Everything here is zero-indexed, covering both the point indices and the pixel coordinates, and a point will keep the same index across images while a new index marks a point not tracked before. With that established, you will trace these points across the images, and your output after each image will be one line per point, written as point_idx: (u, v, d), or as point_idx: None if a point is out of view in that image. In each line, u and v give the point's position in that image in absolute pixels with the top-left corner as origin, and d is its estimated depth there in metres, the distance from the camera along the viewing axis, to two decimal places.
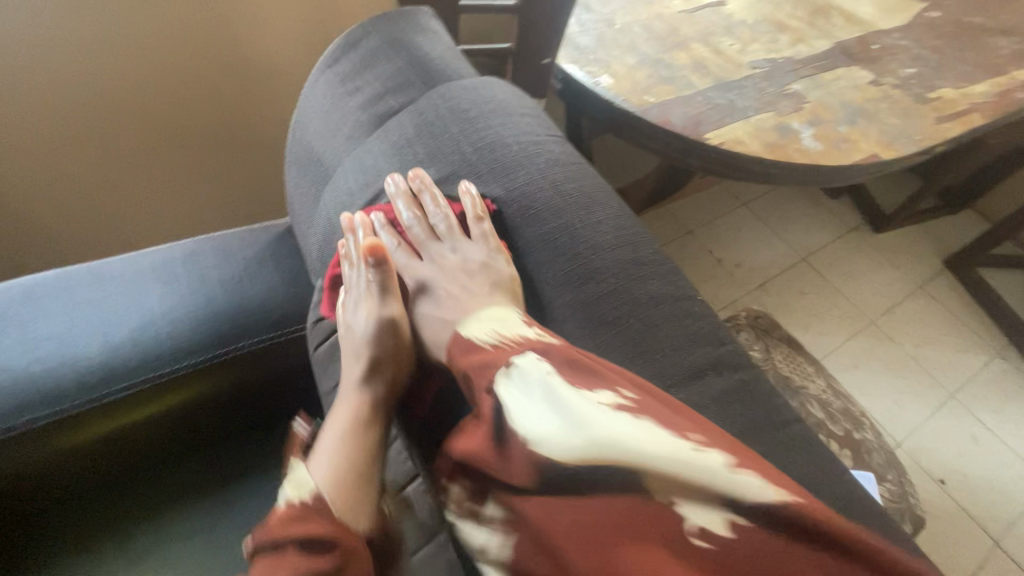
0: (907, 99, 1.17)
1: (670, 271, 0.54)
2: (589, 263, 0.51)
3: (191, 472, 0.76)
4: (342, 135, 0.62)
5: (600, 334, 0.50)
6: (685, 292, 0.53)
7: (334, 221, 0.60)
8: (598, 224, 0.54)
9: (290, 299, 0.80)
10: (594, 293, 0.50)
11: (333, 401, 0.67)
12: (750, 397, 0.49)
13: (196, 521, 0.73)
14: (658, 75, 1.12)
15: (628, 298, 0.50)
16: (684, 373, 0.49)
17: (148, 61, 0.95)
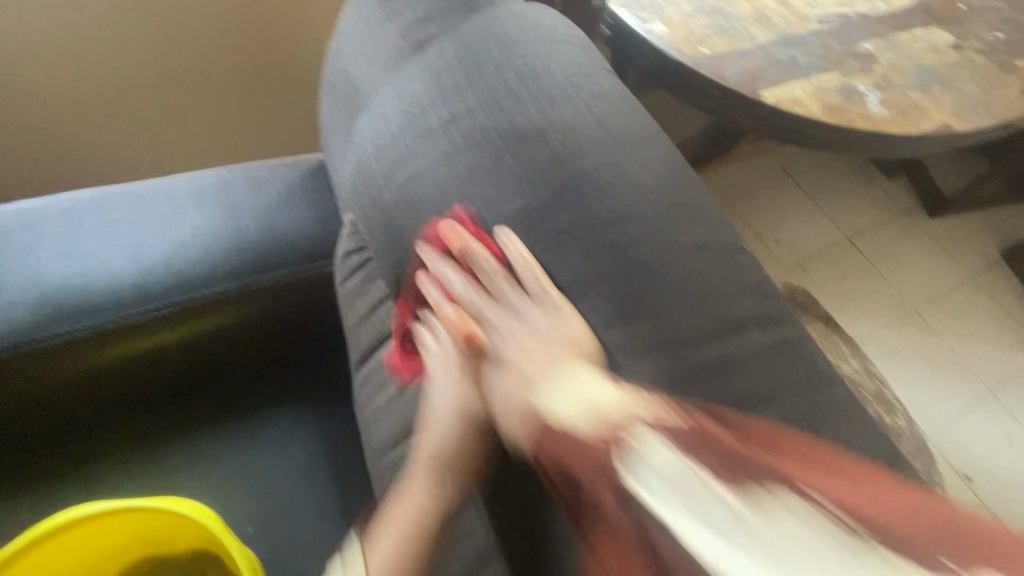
0: (990, 67, 1.07)
1: (716, 219, 0.48)
2: (626, 204, 0.44)
3: (218, 397, 0.79)
4: (379, 63, 0.59)
5: (629, 283, 0.43)
6: (730, 241, 0.47)
7: (363, 151, 0.57)
8: (644, 163, 0.47)
9: (320, 235, 0.80)
10: (630, 236, 0.43)
11: (357, 333, 0.68)
12: (792, 356, 0.44)
13: (222, 441, 0.76)
14: (717, 25, 1.05)
15: (669, 243, 0.44)
16: (719, 325, 0.43)
17: None
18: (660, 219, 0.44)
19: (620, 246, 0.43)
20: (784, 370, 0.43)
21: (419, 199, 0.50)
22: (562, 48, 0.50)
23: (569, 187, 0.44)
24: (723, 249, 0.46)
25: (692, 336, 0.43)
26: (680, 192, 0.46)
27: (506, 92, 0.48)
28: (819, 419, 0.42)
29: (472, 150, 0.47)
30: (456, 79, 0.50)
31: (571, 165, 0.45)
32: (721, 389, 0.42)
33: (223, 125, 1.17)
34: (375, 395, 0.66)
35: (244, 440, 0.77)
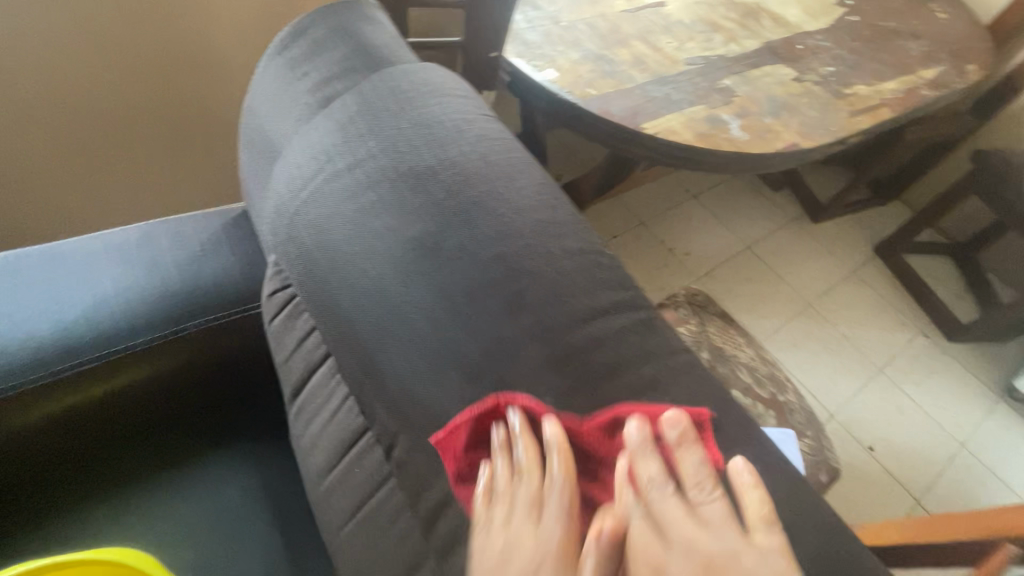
0: (826, 95, 1.29)
1: (584, 229, 0.55)
2: (505, 225, 0.51)
3: (148, 450, 0.78)
4: (291, 117, 0.66)
5: (511, 288, 0.49)
6: (595, 246, 0.54)
7: (278, 195, 0.62)
8: (522, 190, 0.55)
9: (244, 278, 0.83)
10: (511, 249, 0.50)
11: (289, 366, 0.72)
12: (648, 334, 0.51)
13: (154, 492, 0.76)
14: (601, 70, 1.20)
15: (543, 252, 0.50)
16: (585, 313, 0.49)
17: (108, 56, 0.97)
18: (534, 234, 0.51)
19: (502, 256, 0.49)
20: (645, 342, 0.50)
21: (329, 235, 0.54)
22: (450, 100, 0.59)
23: (455, 214, 0.51)
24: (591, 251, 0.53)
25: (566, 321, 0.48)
26: (550, 207, 0.54)
27: (401, 139, 0.55)
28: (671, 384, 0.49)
29: (372, 188, 0.53)
30: (359, 127, 0.57)
31: (457, 195, 0.52)
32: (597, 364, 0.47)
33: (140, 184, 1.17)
34: (311, 424, 0.70)
35: (177, 489, 0.76)
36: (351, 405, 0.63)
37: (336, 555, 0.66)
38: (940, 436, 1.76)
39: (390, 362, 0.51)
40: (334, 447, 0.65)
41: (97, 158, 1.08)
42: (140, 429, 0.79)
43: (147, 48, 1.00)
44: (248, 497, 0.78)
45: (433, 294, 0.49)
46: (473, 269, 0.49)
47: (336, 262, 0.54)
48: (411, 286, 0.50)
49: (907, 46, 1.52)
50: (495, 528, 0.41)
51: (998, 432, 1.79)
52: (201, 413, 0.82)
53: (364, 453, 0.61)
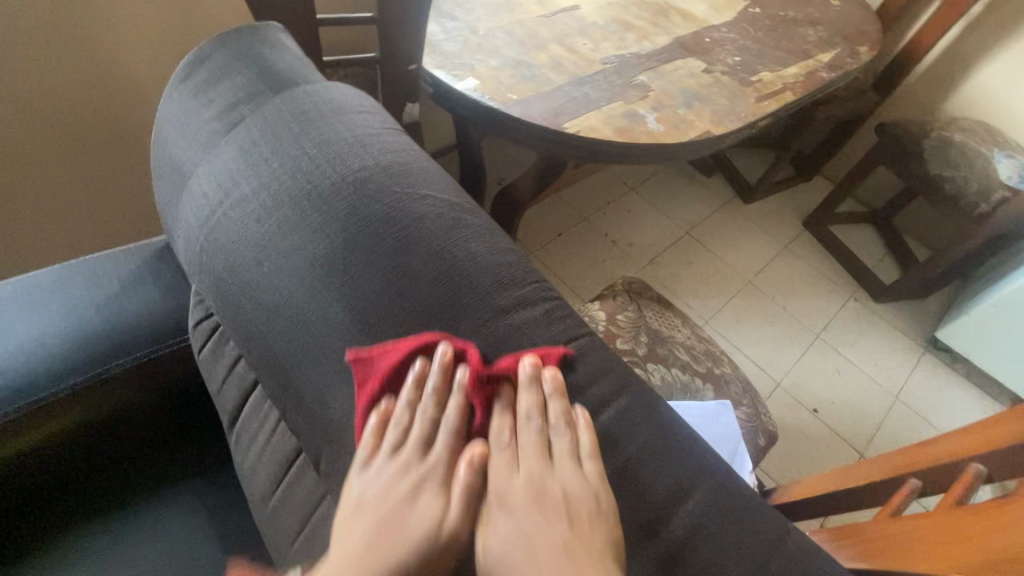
0: (734, 84, 1.37)
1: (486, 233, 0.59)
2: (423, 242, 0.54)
3: (82, 498, 0.76)
4: (199, 146, 0.67)
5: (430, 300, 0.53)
6: (502, 249, 0.58)
7: (190, 224, 0.63)
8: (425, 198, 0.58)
9: (171, 312, 0.82)
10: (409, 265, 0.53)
11: (222, 395, 0.72)
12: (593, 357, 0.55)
13: (96, 542, 0.73)
14: (521, 75, 1.24)
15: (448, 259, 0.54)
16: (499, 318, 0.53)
17: (5, 100, 0.92)
18: (434, 242, 0.55)
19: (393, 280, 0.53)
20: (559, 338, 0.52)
21: (245, 258, 0.57)
22: (352, 117, 0.62)
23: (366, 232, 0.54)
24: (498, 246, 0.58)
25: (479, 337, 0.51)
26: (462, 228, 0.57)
27: (306, 159, 0.57)
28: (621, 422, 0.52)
29: (280, 209, 0.56)
30: (264, 152, 0.59)
31: (366, 211, 0.55)
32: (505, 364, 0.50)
33: (56, 224, 1.12)
34: (250, 449, 0.69)
35: (117, 534, 0.74)
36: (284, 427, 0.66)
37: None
38: (876, 391, 1.88)
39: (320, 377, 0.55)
40: (273, 470, 0.66)
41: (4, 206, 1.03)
42: (70, 478, 0.75)
43: (50, 87, 0.96)
44: (194, 534, 0.76)
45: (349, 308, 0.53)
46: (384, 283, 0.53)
47: (254, 283, 0.57)
48: (328, 300, 0.54)
49: (806, 33, 1.63)
50: (388, 447, 0.51)
51: (926, 381, 1.93)
52: (138, 453, 0.80)
53: (300, 472, 0.64)
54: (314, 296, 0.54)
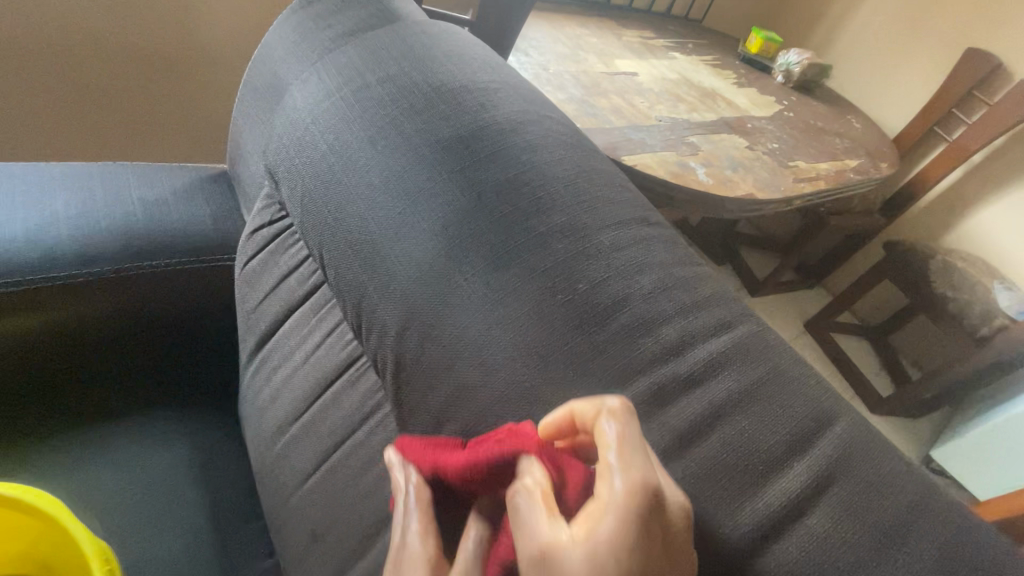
0: (773, 163, 1.46)
1: (611, 170, 0.51)
2: (527, 168, 0.46)
3: (66, 406, 0.67)
4: (304, 59, 0.65)
5: (525, 226, 0.43)
6: (628, 183, 0.50)
7: (285, 123, 0.60)
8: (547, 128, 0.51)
9: (218, 230, 0.77)
10: (515, 175, 0.46)
11: (260, 311, 0.65)
12: (749, 350, 0.38)
13: (76, 449, 0.64)
14: (584, 111, 1.31)
15: (566, 184, 0.46)
16: (630, 325, 0.38)
17: (120, 27, 0.92)
18: (563, 169, 0.47)
19: (516, 183, 0.45)
20: (714, 286, 0.43)
21: (335, 154, 0.52)
22: (475, 46, 0.60)
23: (463, 138, 0.48)
24: (634, 198, 0.48)
25: (614, 267, 0.41)
26: (582, 157, 0.49)
27: (423, 69, 0.54)
28: (788, 419, 0.35)
29: (384, 107, 0.52)
30: (385, 57, 0.57)
31: (467, 121, 0.49)
32: (631, 304, 0.39)
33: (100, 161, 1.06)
34: (276, 373, 0.62)
35: (90, 454, 0.64)
36: (333, 343, 0.57)
37: (289, 522, 0.57)
38: None
39: (383, 291, 0.46)
40: (307, 390, 0.58)
41: (70, 129, 0.99)
42: (60, 380, 0.67)
43: (134, 17, 0.92)
44: (175, 473, 0.65)
45: (429, 215, 0.45)
46: (471, 192, 0.45)
47: (339, 176, 0.51)
48: (406, 205, 0.46)
49: (833, 142, 1.77)
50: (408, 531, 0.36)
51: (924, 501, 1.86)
52: (145, 372, 0.73)
53: (341, 393, 0.55)
54: (396, 197, 0.47)
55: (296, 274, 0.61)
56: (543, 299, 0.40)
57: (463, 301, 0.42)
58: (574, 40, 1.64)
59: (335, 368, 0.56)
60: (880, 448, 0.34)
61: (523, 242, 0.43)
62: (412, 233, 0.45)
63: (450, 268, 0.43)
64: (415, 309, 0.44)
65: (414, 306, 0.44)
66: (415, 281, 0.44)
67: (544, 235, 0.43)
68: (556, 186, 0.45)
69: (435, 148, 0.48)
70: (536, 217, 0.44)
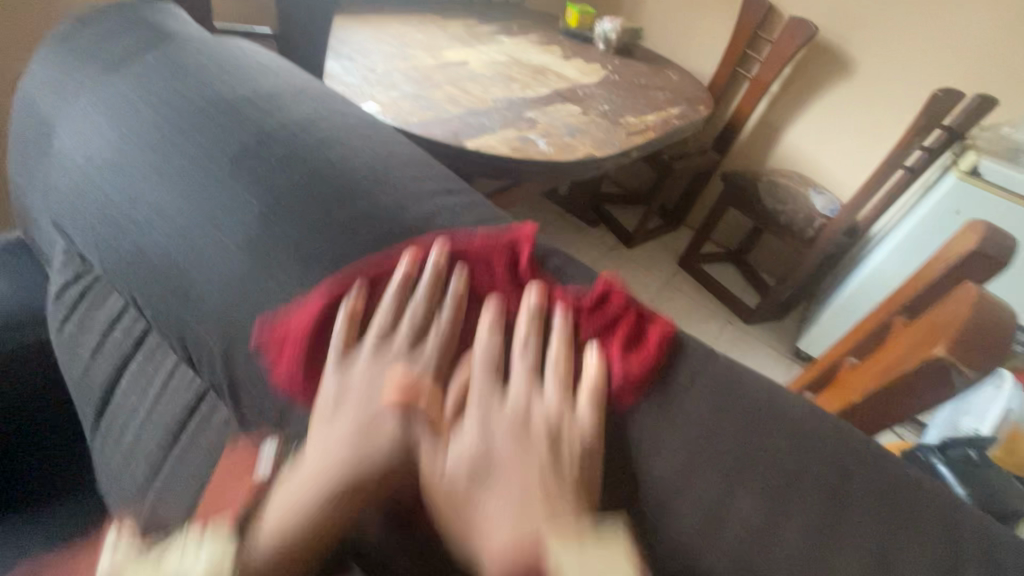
0: (607, 123, 1.58)
1: (411, 152, 0.54)
2: (322, 165, 0.47)
3: None
4: (66, 98, 0.60)
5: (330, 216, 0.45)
6: (428, 163, 0.53)
7: (61, 169, 0.55)
8: (340, 122, 0.53)
9: (22, 304, 0.68)
10: (310, 172, 0.47)
11: (87, 377, 0.60)
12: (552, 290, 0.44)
13: None
14: (419, 105, 1.33)
15: (364, 170, 0.48)
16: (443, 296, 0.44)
17: None
18: (361, 158, 0.49)
19: (315, 180, 0.47)
20: (519, 235, 0.48)
21: (119, 190, 0.50)
22: (258, 56, 0.59)
23: (248, 148, 0.48)
24: (436, 174, 0.51)
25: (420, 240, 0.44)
26: (377, 146, 0.51)
27: (200, 85, 0.53)
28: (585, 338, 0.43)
29: (164, 133, 0.50)
30: (157, 81, 0.54)
31: (255, 131, 0.49)
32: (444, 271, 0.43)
33: None
34: (123, 435, 0.58)
35: None
36: (179, 383, 0.54)
37: None
38: None
39: (201, 317, 0.45)
40: (160, 444, 0.55)
41: None
42: None
43: None
44: None
45: (231, 232, 0.45)
46: (267, 200, 0.45)
47: (130, 213, 0.49)
48: (206, 225, 0.46)
49: (657, 95, 1.95)
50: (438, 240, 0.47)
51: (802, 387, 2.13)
52: None
53: (196, 433, 0.53)
54: (194, 221, 0.46)
55: (117, 326, 0.57)
56: (359, 284, 0.43)
57: (282, 303, 0.43)
58: (399, 39, 1.64)
59: (185, 408, 0.53)
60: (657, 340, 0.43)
61: (330, 232, 0.44)
62: (207, 243, 0.45)
63: (262, 275, 0.44)
64: (238, 326, 0.44)
65: (234, 317, 0.44)
66: (232, 296, 0.44)
67: (349, 223, 0.45)
68: (352, 176, 0.47)
69: (225, 165, 0.47)
70: (334, 206, 0.45)
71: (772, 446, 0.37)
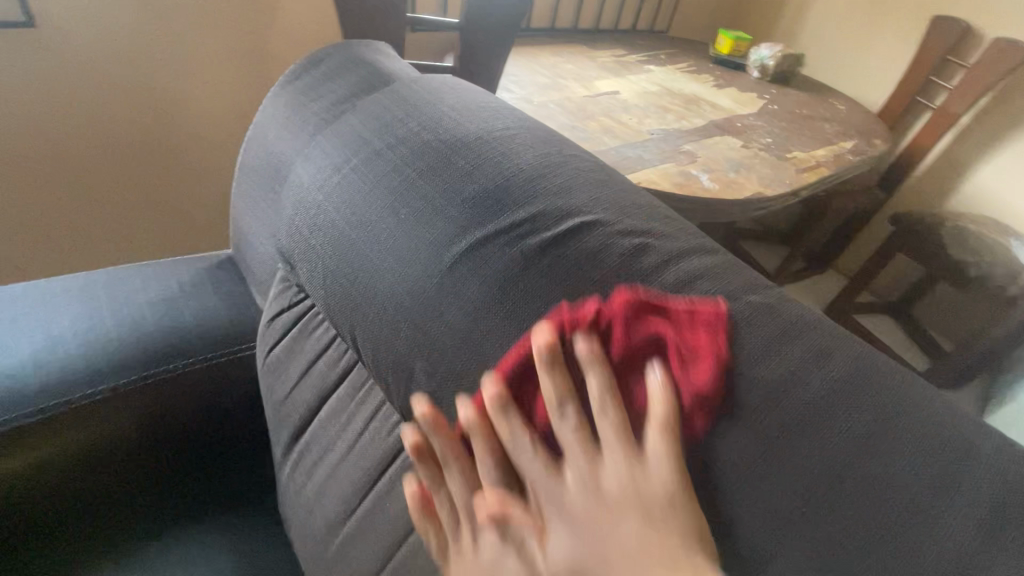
0: (772, 158, 1.44)
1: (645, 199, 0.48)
2: (563, 213, 0.43)
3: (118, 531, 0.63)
4: (298, 135, 0.63)
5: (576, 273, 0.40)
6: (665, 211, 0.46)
7: (293, 202, 0.58)
8: (571, 164, 0.48)
9: (235, 319, 0.73)
10: (552, 220, 0.42)
11: (289, 402, 0.61)
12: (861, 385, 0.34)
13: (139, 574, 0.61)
14: (576, 136, 1.30)
15: (607, 218, 0.43)
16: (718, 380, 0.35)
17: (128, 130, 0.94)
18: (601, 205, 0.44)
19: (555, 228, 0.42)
20: (793, 310, 0.39)
21: (353, 229, 0.50)
22: (477, 94, 0.58)
23: (488, 193, 0.45)
24: (685, 227, 0.45)
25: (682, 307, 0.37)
26: (618, 195, 0.45)
27: (436, 125, 0.51)
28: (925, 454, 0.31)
29: (398, 174, 0.49)
30: (389, 121, 0.54)
31: (492, 174, 0.46)
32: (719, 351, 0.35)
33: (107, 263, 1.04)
34: (318, 466, 0.58)
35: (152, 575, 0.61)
36: (383, 424, 0.53)
37: None
38: None
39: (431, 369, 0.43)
40: (355, 483, 0.54)
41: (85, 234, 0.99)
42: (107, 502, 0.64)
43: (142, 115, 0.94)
44: None
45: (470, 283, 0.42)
46: (515, 248, 0.41)
47: (362, 252, 0.49)
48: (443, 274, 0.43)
49: (823, 126, 1.76)
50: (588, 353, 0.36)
51: None
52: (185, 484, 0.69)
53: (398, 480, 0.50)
54: (431, 265, 0.44)
55: (325, 357, 0.57)
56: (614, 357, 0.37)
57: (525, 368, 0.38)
58: (551, 69, 1.64)
59: (387, 450, 0.51)
60: (942, 496, 0.30)
61: (584, 291, 0.39)
62: (436, 293, 0.43)
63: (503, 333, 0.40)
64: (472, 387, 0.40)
65: (474, 379, 0.40)
66: (468, 351, 0.41)
67: (602, 280, 0.39)
68: (601, 226, 0.42)
69: (462, 208, 0.45)
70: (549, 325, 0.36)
71: None
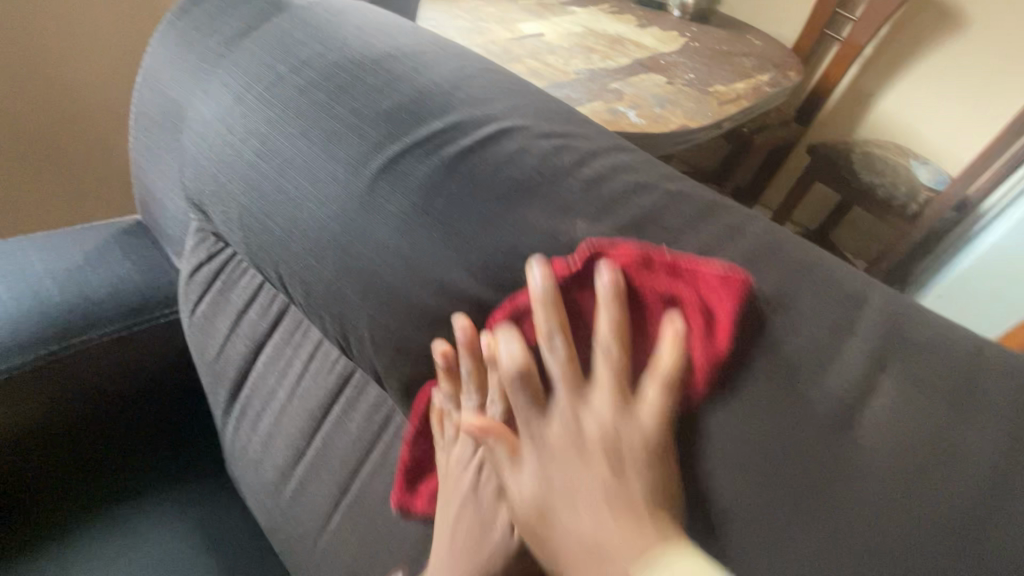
0: (695, 93, 1.47)
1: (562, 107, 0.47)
2: (480, 120, 0.42)
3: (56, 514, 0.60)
4: (193, 71, 0.58)
5: (498, 176, 0.39)
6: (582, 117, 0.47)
7: (197, 142, 0.53)
8: (485, 75, 0.47)
9: (154, 282, 0.69)
10: (470, 128, 0.42)
11: (222, 357, 0.58)
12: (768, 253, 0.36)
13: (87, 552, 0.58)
14: None
15: (524, 123, 0.42)
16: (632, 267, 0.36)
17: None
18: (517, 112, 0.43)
19: (473, 134, 0.41)
20: (706, 195, 0.40)
21: (265, 159, 0.47)
22: (383, 14, 0.55)
23: (402, 107, 0.43)
24: (601, 129, 0.45)
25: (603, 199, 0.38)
26: (534, 102, 0.45)
27: (341, 45, 0.48)
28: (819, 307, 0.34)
29: (306, 97, 0.46)
30: (289, 44, 0.51)
31: (404, 87, 0.44)
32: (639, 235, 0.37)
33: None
34: (263, 416, 0.56)
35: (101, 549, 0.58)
36: (325, 361, 0.52)
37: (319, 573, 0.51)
38: None
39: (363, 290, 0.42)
40: (303, 423, 0.53)
41: None
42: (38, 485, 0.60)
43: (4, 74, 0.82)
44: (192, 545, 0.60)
45: (393, 197, 0.41)
46: (434, 159, 0.40)
47: (277, 183, 0.46)
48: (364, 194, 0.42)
49: (742, 61, 1.81)
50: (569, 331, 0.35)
51: None
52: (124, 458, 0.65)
53: (346, 413, 0.50)
54: (352, 185, 0.42)
55: (255, 303, 0.55)
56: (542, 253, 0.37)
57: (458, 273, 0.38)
58: (472, 13, 1.58)
59: (332, 385, 0.51)
60: (838, 342, 0.33)
61: (507, 195, 0.39)
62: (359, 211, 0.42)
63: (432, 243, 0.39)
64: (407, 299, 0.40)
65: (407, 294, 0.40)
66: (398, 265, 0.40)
67: (523, 182, 0.39)
68: (520, 134, 0.41)
69: (377, 124, 0.43)
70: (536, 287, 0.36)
71: (978, 470, 0.29)
